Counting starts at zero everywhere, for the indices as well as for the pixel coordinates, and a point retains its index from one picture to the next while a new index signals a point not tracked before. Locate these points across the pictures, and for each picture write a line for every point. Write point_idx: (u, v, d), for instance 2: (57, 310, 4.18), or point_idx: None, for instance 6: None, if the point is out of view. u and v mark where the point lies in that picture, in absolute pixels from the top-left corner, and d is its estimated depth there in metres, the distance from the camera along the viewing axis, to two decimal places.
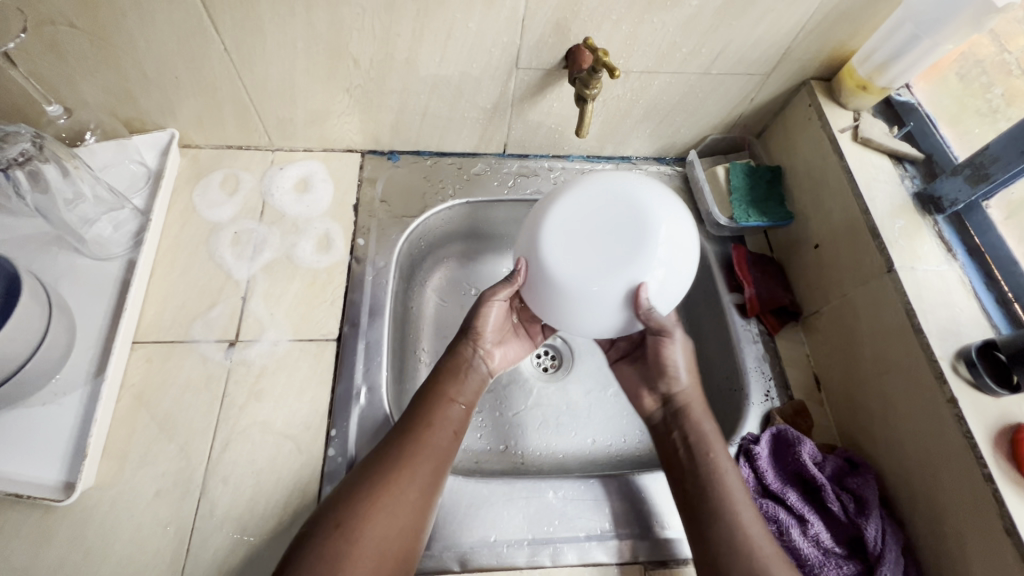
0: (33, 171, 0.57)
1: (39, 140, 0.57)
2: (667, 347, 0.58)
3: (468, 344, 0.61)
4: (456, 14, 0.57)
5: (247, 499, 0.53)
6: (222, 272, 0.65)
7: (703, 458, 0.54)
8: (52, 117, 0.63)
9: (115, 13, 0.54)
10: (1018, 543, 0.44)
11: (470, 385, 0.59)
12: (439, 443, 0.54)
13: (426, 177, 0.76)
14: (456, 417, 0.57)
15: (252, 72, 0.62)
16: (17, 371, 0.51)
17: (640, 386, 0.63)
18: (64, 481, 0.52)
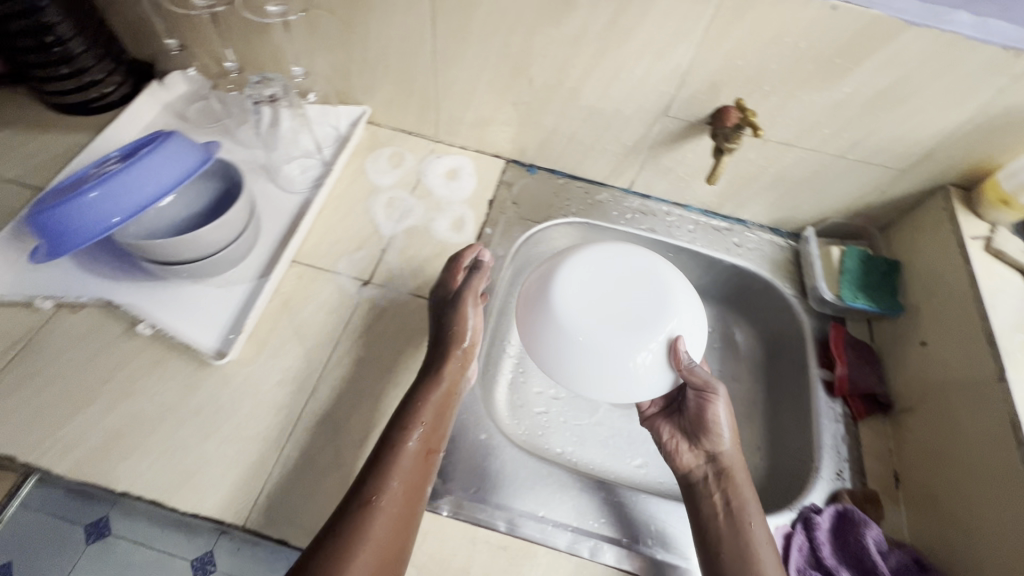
0: (275, 108, 0.80)
1: (286, 88, 0.80)
2: (712, 404, 0.60)
3: (456, 365, 0.60)
4: (628, 59, 0.66)
5: (346, 409, 0.61)
6: (372, 225, 0.77)
7: (739, 513, 0.56)
8: (293, 76, 0.81)
9: (367, 8, 0.69)
10: None
11: (432, 417, 0.56)
12: (393, 496, 0.50)
13: (555, 193, 0.85)
14: (414, 471, 0.53)
15: (446, 74, 0.76)
16: (215, 254, 0.64)
17: (679, 442, 0.64)
18: (216, 348, 0.63)
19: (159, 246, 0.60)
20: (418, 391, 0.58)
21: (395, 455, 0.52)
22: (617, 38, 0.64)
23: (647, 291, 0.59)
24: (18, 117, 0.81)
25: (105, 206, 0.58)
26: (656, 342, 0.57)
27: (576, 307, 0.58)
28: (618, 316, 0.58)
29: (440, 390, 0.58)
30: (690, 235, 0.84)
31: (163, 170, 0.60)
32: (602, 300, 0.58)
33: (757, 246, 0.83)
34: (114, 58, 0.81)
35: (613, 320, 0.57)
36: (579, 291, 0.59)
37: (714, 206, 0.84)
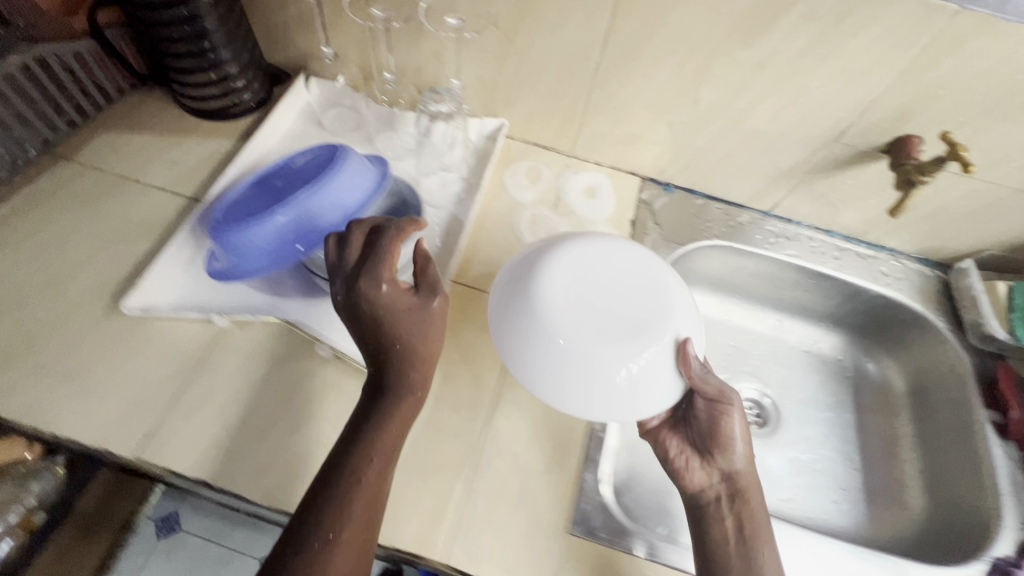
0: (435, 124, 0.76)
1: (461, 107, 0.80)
2: (726, 416, 0.56)
3: (422, 372, 0.54)
4: (813, 85, 0.64)
5: (524, 441, 0.60)
6: (519, 244, 0.75)
7: (760, 540, 0.53)
8: (451, 87, 0.79)
9: (536, 23, 0.67)
10: None
11: (396, 433, 0.52)
12: (353, 538, 0.47)
13: (696, 214, 0.83)
14: (373, 493, 0.49)
15: (602, 91, 0.74)
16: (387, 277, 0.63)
17: (688, 458, 0.58)
18: None
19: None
20: (376, 417, 0.51)
21: (351, 494, 0.48)
22: (810, 63, 0.62)
23: (623, 287, 0.53)
24: (159, 121, 0.80)
25: (287, 229, 0.58)
26: (665, 348, 0.51)
27: (576, 314, 0.52)
28: (591, 313, 0.51)
29: (405, 408, 0.52)
30: (834, 262, 0.82)
31: (340, 197, 0.60)
32: (586, 300, 0.52)
33: (904, 275, 0.81)
34: (255, 65, 0.80)
35: (610, 325, 0.51)
36: (586, 299, 0.52)
37: (860, 232, 0.82)
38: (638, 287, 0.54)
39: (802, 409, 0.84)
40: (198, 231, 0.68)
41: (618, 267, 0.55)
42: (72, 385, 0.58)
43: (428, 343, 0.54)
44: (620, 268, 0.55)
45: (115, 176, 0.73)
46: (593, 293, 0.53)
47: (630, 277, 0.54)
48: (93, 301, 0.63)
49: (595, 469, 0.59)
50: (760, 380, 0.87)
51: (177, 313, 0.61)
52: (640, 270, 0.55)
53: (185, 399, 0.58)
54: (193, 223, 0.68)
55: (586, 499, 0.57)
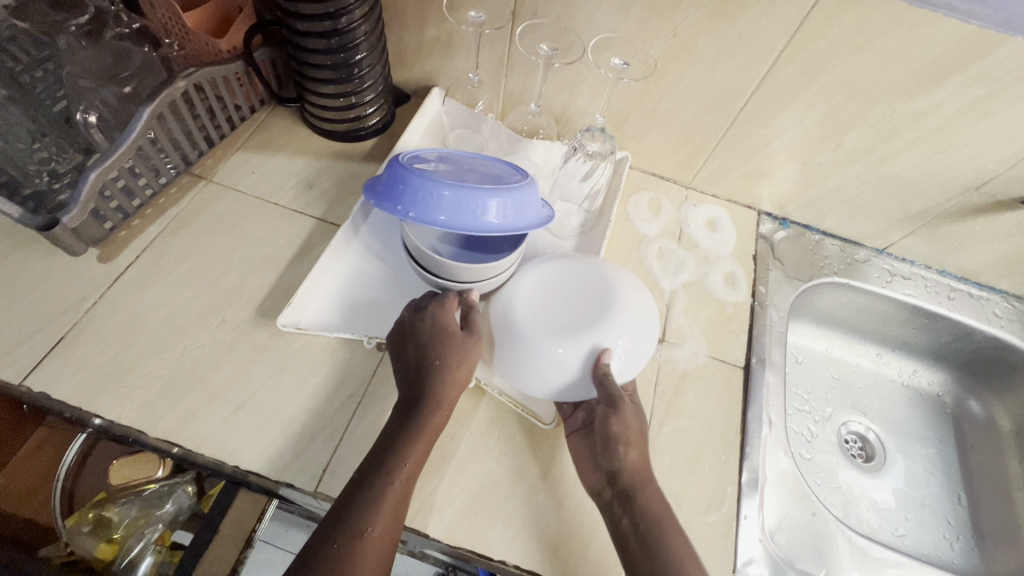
0: (570, 154, 0.77)
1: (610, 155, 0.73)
2: (613, 421, 0.54)
3: (441, 383, 0.53)
4: (966, 138, 0.65)
5: (681, 481, 0.61)
6: (651, 277, 0.76)
7: (666, 545, 0.49)
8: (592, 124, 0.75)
9: (690, 63, 0.68)
10: None
11: (427, 441, 0.51)
12: (383, 537, 0.46)
13: (813, 251, 0.84)
14: (397, 487, 0.48)
15: (741, 130, 0.74)
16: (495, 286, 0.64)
17: (586, 458, 0.57)
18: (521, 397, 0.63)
19: (440, 264, 0.60)
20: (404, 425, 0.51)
21: (384, 494, 0.47)
22: (972, 117, 0.63)
23: (581, 299, 0.58)
24: (288, 141, 0.80)
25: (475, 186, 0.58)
26: (571, 348, 0.54)
27: (533, 296, 0.58)
28: (544, 308, 0.57)
29: (436, 418, 0.52)
30: (949, 301, 0.83)
31: (530, 202, 0.60)
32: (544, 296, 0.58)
33: (1015, 317, 0.83)
34: (386, 89, 0.79)
35: (543, 316, 0.56)
36: (538, 289, 0.58)
37: (973, 274, 0.83)
38: (596, 301, 0.57)
39: (908, 444, 0.86)
40: (335, 252, 0.67)
41: (596, 290, 0.58)
42: (239, 416, 0.57)
43: (454, 363, 0.54)
44: (588, 281, 0.59)
45: (254, 197, 0.73)
46: (555, 294, 0.58)
47: (589, 294, 0.58)
48: (253, 327, 0.63)
49: (751, 510, 0.60)
50: (865, 414, 0.87)
51: (328, 334, 0.62)
52: (606, 292, 0.58)
53: (351, 434, 0.58)
54: (330, 244, 0.68)
55: (751, 543, 0.58)
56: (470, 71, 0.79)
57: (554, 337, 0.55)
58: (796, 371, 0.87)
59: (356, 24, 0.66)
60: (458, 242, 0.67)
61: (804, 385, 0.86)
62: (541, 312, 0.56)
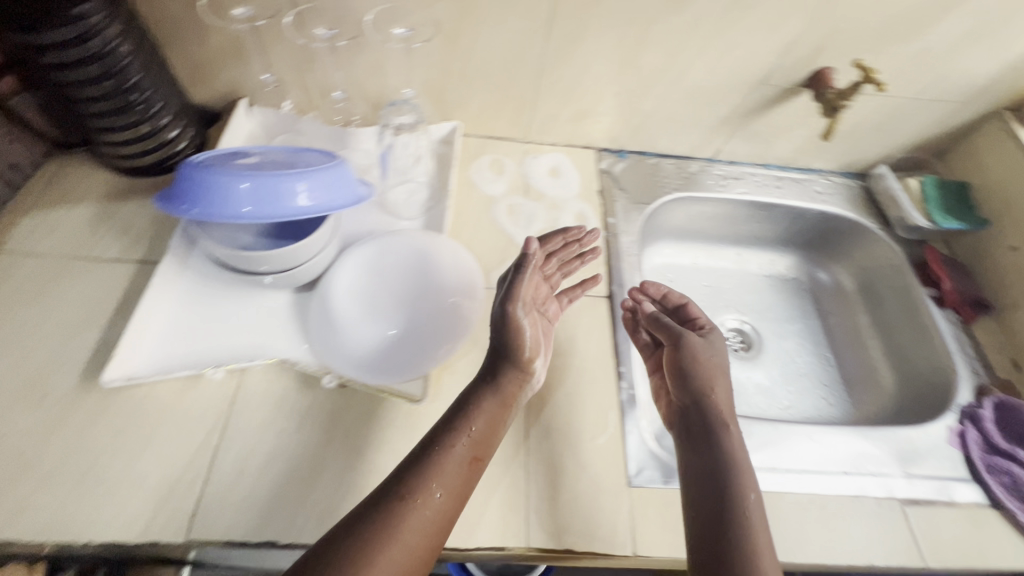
0: (393, 138, 0.80)
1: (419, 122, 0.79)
2: (686, 354, 0.62)
3: (513, 371, 0.56)
4: (740, 37, 0.71)
5: (566, 417, 0.63)
6: (505, 235, 0.77)
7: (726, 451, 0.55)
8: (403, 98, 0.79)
9: (480, 20, 0.68)
10: None
11: (494, 421, 0.53)
12: (444, 507, 0.47)
13: (653, 173, 0.89)
14: (455, 465, 0.49)
15: (550, 74, 0.76)
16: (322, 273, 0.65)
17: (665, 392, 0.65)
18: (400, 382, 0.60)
19: (260, 256, 0.59)
20: (469, 405, 0.53)
21: (446, 458, 0.49)
22: (734, 16, 0.68)
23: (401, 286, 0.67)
24: (90, 189, 0.73)
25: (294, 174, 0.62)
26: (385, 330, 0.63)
27: (362, 290, 0.66)
28: (370, 297, 0.66)
29: (491, 402, 0.54)
30: (778, 190, 0.91)
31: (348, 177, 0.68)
32: (371, 289, 0.66)
33: (835, 190, 0.92)
34: (185, 112, 0.74)
35: (367, 303, 0.65)
36: (363, 282, 0.66)
37: (792, 160, 0.92)
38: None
39: (779, 326, 0.93)
40: (161, 290, 0.63)
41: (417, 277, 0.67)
42: (82, 490, 0.52)
43: (526, 345, 0.57)
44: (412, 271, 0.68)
45: (59, 257, 0.66)
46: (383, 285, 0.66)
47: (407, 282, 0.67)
48: (83, 393, 0.57)
49: (634, 423, 0.63)
50: (738, 310, 0.94)
51: (166, 376, 0.58)
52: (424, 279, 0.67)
53: (217, 471, 0.54)
54: (153, 283, 0.63)
55: (638, 454, 0.61)
56: (269, 74, 0.75)
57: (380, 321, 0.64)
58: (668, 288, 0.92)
59: (115, 43, 0.60)
60: (271, 232, 0.67)
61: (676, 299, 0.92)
62: (367, 299, 0.65)
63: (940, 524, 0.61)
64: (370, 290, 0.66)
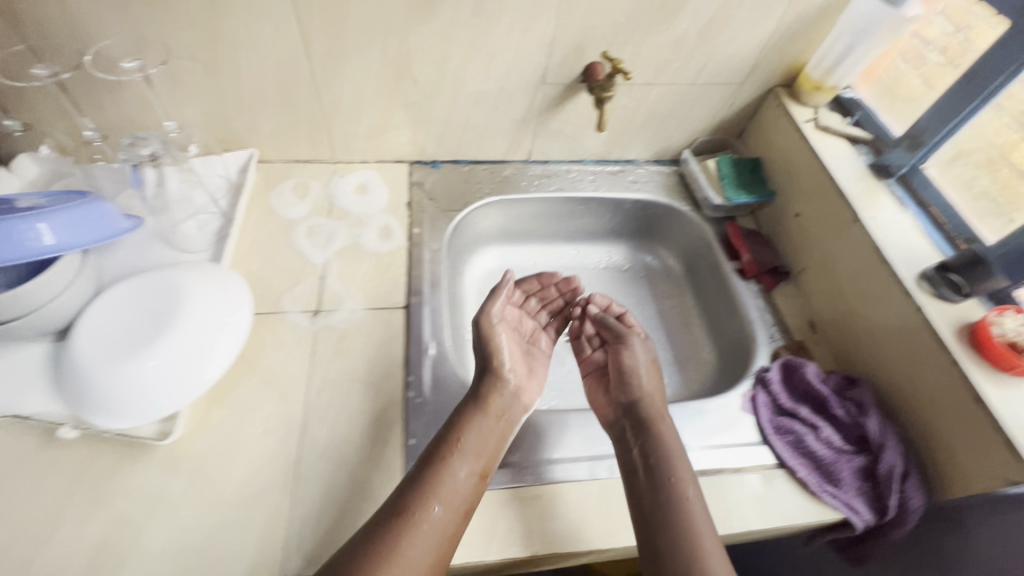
0: (159, 168, 0.74)
1: (164, 145, 0.74)
2: (625, 353, 0.71)
3: (488, 387, 0.64)
4: (498, 41, 0.72)
5: (343, 435, 0.61)
6: (301, 257, 0.76)
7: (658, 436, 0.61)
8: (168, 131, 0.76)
9: (232, 46, 0.68)
10: (1007, 438, 0.53)
11: (475, 440, 0.59)
12: (442, 523, 0.51)
13: (466, 179, 0.90)
14: (462, 483, 0.55)
15: (329, 93, 0.76)
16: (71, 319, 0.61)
17: (597, 393, 0.71)
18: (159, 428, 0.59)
19: None
20: (454, 427, 0.59)
21: (436, 476, 0.54)
22: (483, 21, 0.70)
23: (156, 316, 0.60)
24: None
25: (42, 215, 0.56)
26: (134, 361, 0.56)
27: (109, 328, 0.58)
28: (117, 334, 0.58)
29: (478, 422, 0.60)
30: (593, 184, 0.93)
31: (109, 212, 0.65)
32: (120, 324, 0.59)
33: (650, 178, 0.95)
34: None
35: (114, 340, 0.57)
36: (114, 320, 0.59)
37: (605, 154, 0.94)
38: (154, 321, 0.59)
39: None
40: None
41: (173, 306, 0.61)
42: None
43: (502, 364, 0.66)
44: (169, 298, 0.61)
45: None
46: (136, 317, 0.60)
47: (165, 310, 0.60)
48: None
49: (416, 431, 0.62)
50: None
51: None
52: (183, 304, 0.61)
53: None
54: None
55: (417, 461, 0.61)
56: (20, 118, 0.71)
57: (126, 357, 0.56)
58: None
59: None
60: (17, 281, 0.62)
61: None
62: (113, 335, 0.58)
63: (723, 491, 0.62)
64: (118, 325, 0.59)
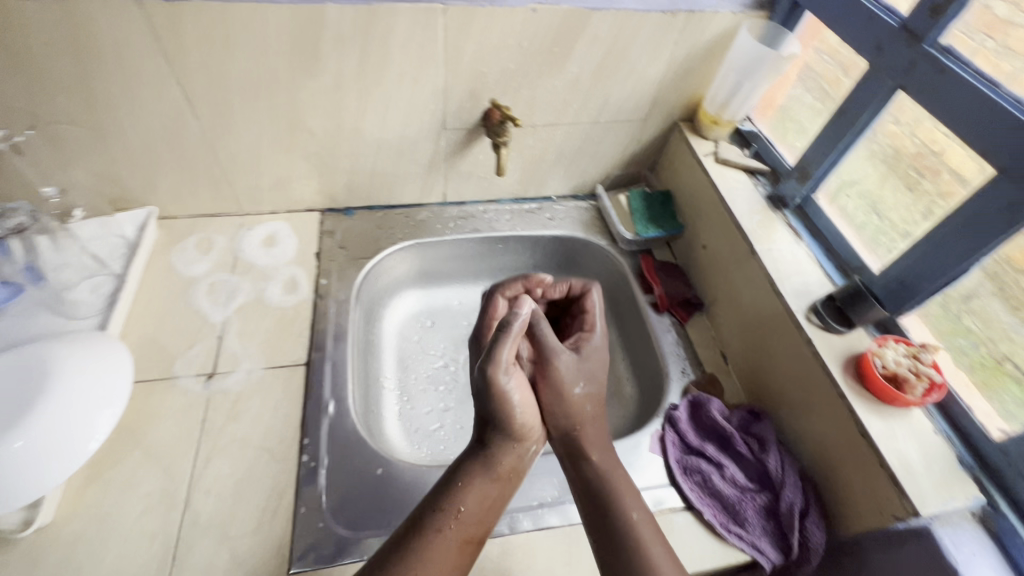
0: (27, 238, 0.69)
1: (34, 214, 0.70)
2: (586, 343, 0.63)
3: (505, 441, 0.55)
4: (390, 91, 0.73)
5: (228, 508, 0.58)
6: (199, 317, 0.74)
7: (604, 457, 0.57)
8: (47, 198, 0.73)
9: (112, 109, 0.67)
10: (889, 471, 0.53)
11: (495, 481, 0.54)
12: None
13: (379, 225, 0.89)
14: (447, 551, 0.49)
15: (224, 148, 0.75)
16: None
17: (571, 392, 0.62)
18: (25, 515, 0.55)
19: None
20: (457, 482, 0.53)
21: (451, 527, 0.50)
22: (371, 73, 0.70)
23: (17, 394, 0.55)
24: None
25: None
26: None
27: None
28: None
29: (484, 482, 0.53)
30: (510, 223, 0.93)
31: None
32: None
33: (567, 214, 0.95)
34: None
35: None
36: None
37: (521, 192, 0.94)
38: (16, 397, 0.55)
39: None
40: None
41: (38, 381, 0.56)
42: None
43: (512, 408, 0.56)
44: (33, 372, 0.57)
45: None
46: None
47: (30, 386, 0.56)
48: None
49: (308, 498, 0.60)
50: None
51: None
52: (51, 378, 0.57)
53: None
54: None
55: (300, 533, 0.57)
56: None
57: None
58: (424, 334, 0.92)
59: None
60: None
61: (428, 344, 0.91)
62: None
63: None
64: None
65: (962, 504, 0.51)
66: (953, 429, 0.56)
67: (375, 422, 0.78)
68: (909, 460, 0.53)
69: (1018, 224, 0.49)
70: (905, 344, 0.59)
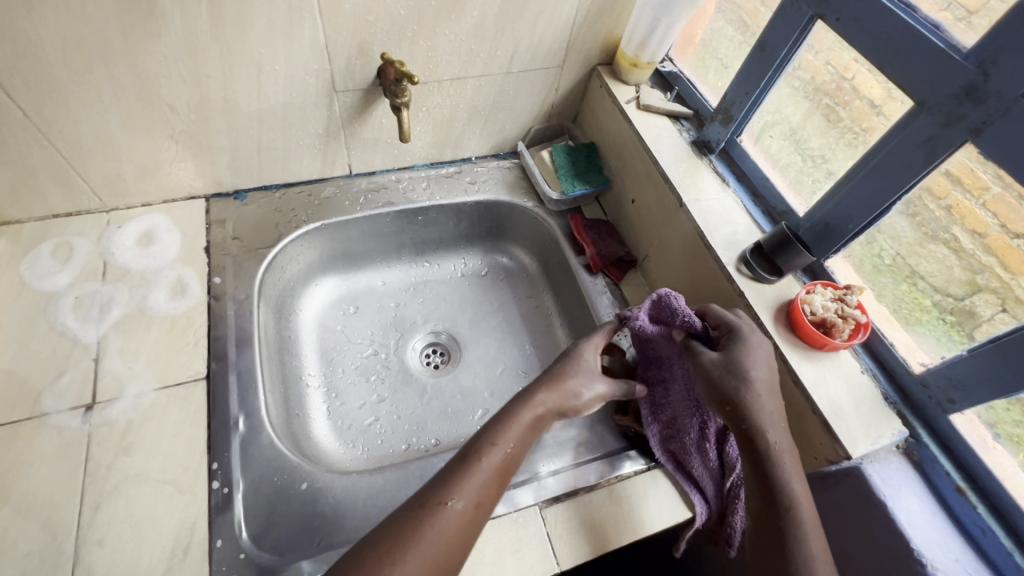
0: None
1: None
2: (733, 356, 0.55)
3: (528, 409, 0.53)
4: (260, 50, 0.61)
5: (128, 556, 0.51)
6: (67, 338, 0.63)
7: (778, 473, 0.51)
8: None
9: None
10: (820, 416, 0.53)
11: (518, 439, 0.52)
12: (450, 521, 0.45)
13: (278, 208, 0.78)
14: (457, 515, 0.45)
15: (63, 135, 0.62)
16: None
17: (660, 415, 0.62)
18: None
19: None
20: (470, 450, 0.50)
21: (474, 470, 0.48)
22: (231, 30, 0.58)
23: None
24: None
25: None
26: None
27: None
28: None
29: (495, 454, 0.50)
30: (427, 191, 0.85)
31: None
32: None
33: (489, 176, 0.88)
34: None
35: None
36: None
37: (436, 156, 0.87)
38: None
39: (477, 326, 0.88)
40: None
41: None
42: None
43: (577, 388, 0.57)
44: None
45: None
46: None
47: None
48: None
49: (225, 529, 0.54)
50: (431, 321, 0.87)
51: None
52: None
53: None
54: None
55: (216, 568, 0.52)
56: None
57: None
58: (347, 321, 0.84)
59: None
60: None
61: (352, 332, 0.84)
62: None
63: (580, 515, 0.58)
64: None
65: (889, 440, 0.52)
66: (878, 366, 0.57)
67: (300, 427, 0.71)
68: (840, 403, 0.54)
69: (936, 157, 0.48)
70: (831, 288, 0.59)
